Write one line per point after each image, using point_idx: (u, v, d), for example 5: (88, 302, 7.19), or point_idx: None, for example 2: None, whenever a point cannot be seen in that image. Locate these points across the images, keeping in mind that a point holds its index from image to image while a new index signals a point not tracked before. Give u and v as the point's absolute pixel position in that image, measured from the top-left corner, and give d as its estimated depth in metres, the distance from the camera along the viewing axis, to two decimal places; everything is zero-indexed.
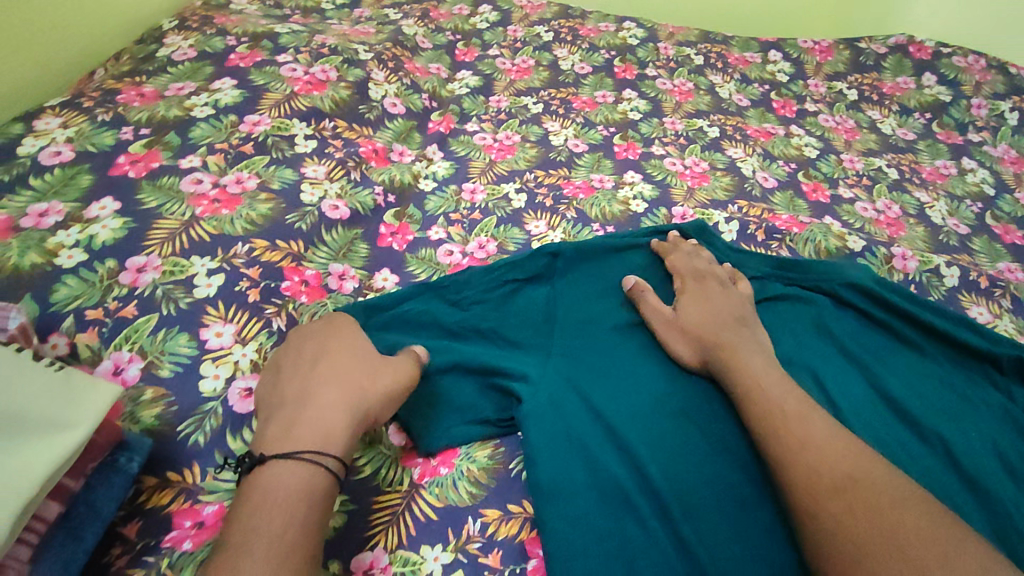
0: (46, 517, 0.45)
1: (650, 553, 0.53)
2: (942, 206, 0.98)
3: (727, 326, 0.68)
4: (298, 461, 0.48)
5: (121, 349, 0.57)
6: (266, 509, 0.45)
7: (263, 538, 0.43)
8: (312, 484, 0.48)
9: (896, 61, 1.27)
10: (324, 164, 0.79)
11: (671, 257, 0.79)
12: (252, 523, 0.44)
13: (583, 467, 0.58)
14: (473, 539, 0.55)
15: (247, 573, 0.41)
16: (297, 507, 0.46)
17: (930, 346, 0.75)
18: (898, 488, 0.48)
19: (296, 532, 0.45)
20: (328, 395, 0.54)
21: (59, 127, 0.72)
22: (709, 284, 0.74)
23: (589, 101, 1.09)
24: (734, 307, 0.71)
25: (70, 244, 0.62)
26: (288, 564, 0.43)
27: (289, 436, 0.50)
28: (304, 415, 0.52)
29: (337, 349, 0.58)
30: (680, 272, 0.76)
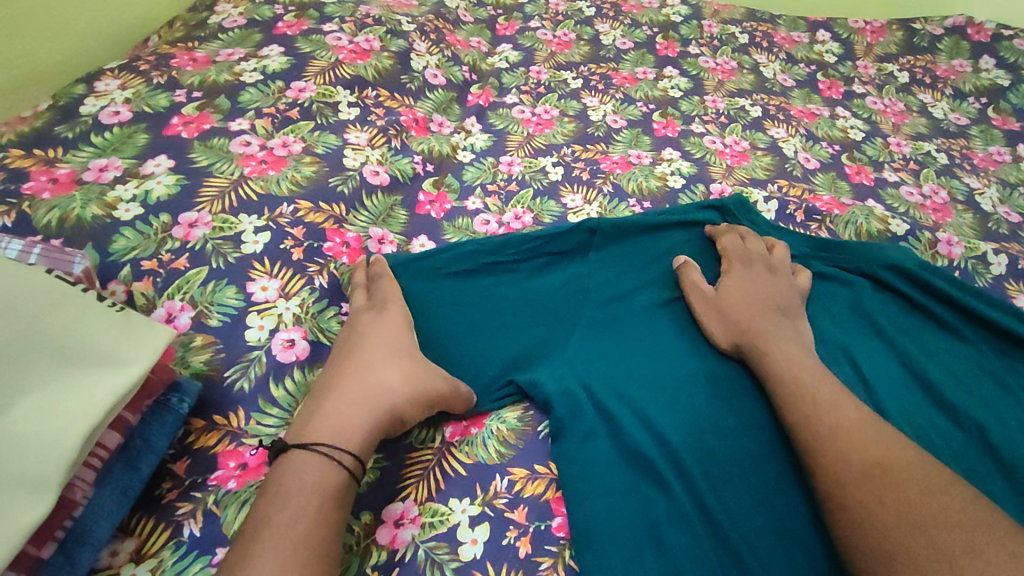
0: (108, 446, 0.48)
1: (671, 517, 0.54)
2: (993, 193, 0.95)
3: (769, 317, 0.66)
4: (312, 453, 0.50)
5: (173, 299, 0.60)
6: (284, 495, 0.47)
7: (275, 528, 0.45)
8: (331, 479, 0.49)
9: (952, 43, 1.22)
10: (366, 131, 0.81)
11: (722, 238, 0.77)
12: (271, 508, 0.46)
13: (609, 431, 0.60)
14: (500, 495, 0.56)
15: (256, 557, 0.43)
16: (310, 495, 0.47)
17: (972, 332, 0.73)
18: (929, 472, 0.48)
19: (305, 518, 0.46)
20: (352, 390, 0.55)
21: (118, 88, 0.76)
22: (757, 268, 0.72)
23: (629, 77, 1.08)
24: (779, 296, 0.69)
25: (128, 198, 0.65)
26: (296, 551, 0.44)
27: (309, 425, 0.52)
28: (322, 411, 0.53)
29: (366, 341, 0.60)
30: (727, 255, 0.75)
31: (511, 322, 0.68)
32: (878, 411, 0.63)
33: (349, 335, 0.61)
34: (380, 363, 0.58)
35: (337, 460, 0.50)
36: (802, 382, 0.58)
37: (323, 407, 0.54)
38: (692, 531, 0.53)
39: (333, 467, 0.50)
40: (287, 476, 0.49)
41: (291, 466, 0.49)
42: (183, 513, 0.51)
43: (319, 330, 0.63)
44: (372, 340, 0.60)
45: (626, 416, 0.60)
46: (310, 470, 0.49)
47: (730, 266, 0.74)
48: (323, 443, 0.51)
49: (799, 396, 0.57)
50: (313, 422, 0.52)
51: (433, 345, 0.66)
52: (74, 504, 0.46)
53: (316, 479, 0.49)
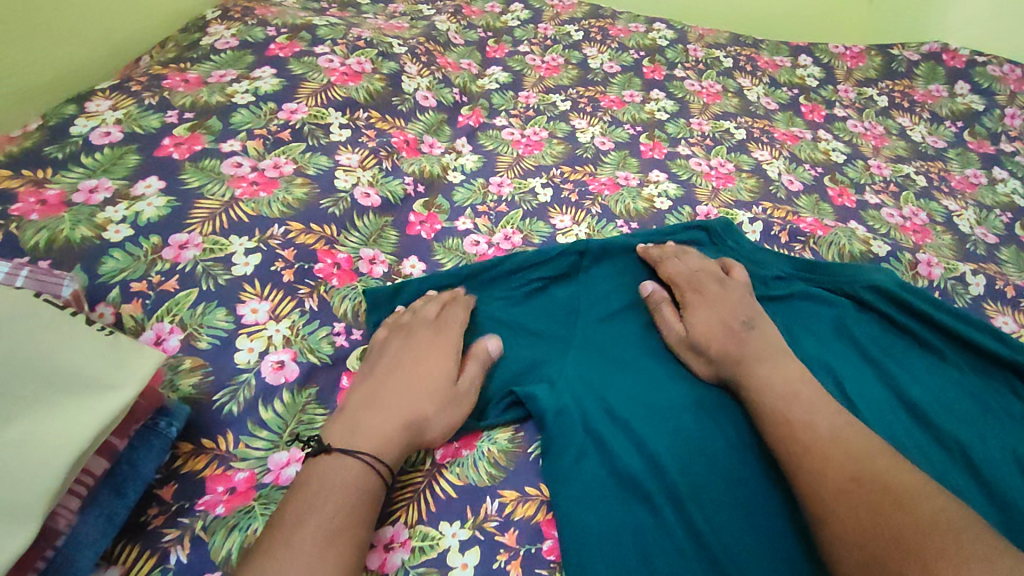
0: (94, 472, 0.48)
1: (661, 540, 0.54)
2: (971, 215, 0.97)
3: (727, 334, 0.67)
4: (354, 458, 0.53)
5: (163, 321, 0.59)
6: (322, 492, 0.50)
7: (315, 521, 0.48)
8: (369, 484, 0.52)
9: (929, 68, 1.26)
10: (357, 152, 0.82)
11: (662, 266, 0.77)
12: (311, 503, 0.50)
13: (600, 454, 0.60)
14: (490, 518, 0.56)
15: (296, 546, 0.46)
16: (348, 495, 0.51)
17: (953, 353, 0.75)
18: (910, 483, 0.49)
19: (343, 517, 0.49)
20: (398, 407, 0.58)
21: (109, 109, 0.76)
22: (709, 289, 0.73)
23: (617, 100, 1.11)
24: (741, 311, 0.70)
25: (118, 219, 0.65)
26: (334, 546, 0.47)
27: (354, 433, 0.55)
28: (356, 424, 0.56)
29: (414, 359, 0.63)
30: (676, 283, 0.75)
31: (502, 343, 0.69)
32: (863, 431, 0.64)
33: (399, 346, 0.65)
34: (424, 384, 0.61)
35: (373, 467, 0.53)
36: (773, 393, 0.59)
37: (365, 419, 0.57)
38: (683, 554, 0.54)
39: (370, 471, 0.53)
40: (327, 475, 0.52)
41: (331, 467, 0.52)
42: (170, 539, 0.50)
43: (309, 350, 0.63)
44: (418, 357, 0.64)
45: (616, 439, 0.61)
46: (350, 471, 0.52)
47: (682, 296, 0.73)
48: (365, 452, 0.54)
49: (775, 412, 0.57)
50: (355, 433, 0.55)
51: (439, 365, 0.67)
52: (57, 533, 0.45)
53: (355, 479, 0.52)
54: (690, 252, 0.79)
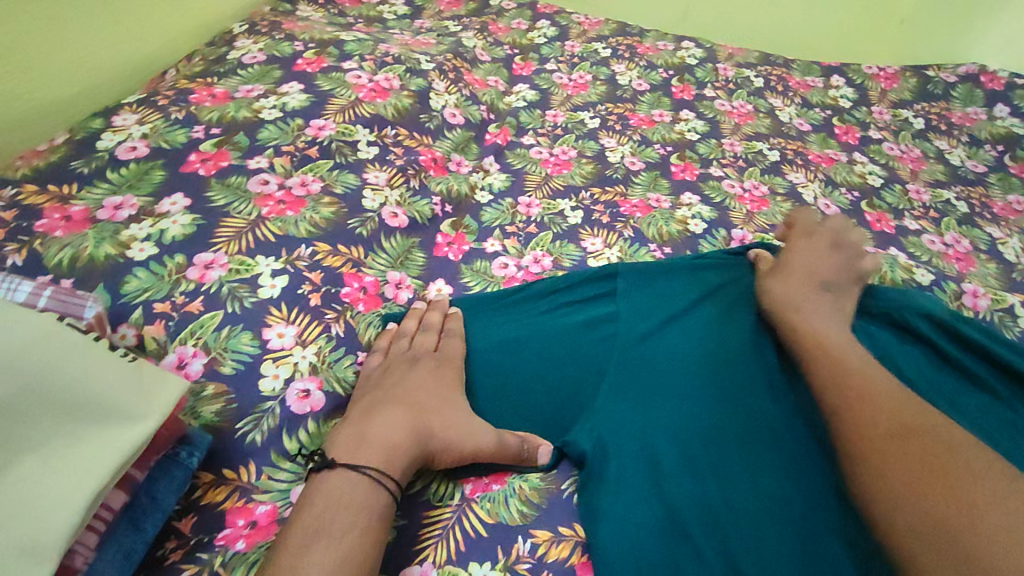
0: (113, 506, 0.46)
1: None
2: (1016, 243, 0.94)
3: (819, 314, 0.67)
4: (360, 474, 0.51)
5: (185, 344, 0.57)
6: (332, 511, 0.48)
7: (325, 539, 0.46)
8: (379, 502, 0.50)
9: (967, 91, 1.23)
10: (385, 171, 0.80)
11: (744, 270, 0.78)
12: (319, 523, 0.47)
13: (641, 486, 0.56)
14: (522, 560, 0.52)
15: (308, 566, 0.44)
16: (358, 512, 0.48)
17: (1005, 390, 0.71)
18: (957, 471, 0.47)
19: (355, 536, 0.47)
20: (401, 425, 0.56)
21: (135, 123, 0.75)
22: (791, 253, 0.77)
23: (646, 119, 1.08)
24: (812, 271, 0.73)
25: (142, 237, 0.63)
26: (347, 567, 0.45)
27: (360, 446, 0.53)
28: (363, 440, 0.53)
29: (419, 386, 0.61)
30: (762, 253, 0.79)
31: (536, 361, 0.67)
32: None
33: (403, 372, 0.62)
34: (433, 409, 0.59)
35: (381, 483, 0.51)
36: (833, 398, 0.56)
37: (368, 431, 0.54)
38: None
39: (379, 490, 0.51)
40: (335, 492, 0.49)
41: (338, 482, 0.50)
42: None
43: (335, 379, 0.61)
44: (422, 384, 0.61)
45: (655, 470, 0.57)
46: (358, 488, 0.50)
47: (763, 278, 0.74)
48: (371, 466, 0.51)
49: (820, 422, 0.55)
50: (361, 445, 0.53)
51: (483, 394, 0.66)
52: (72, 571, 0.43)
53: (364, 496, 0.50)
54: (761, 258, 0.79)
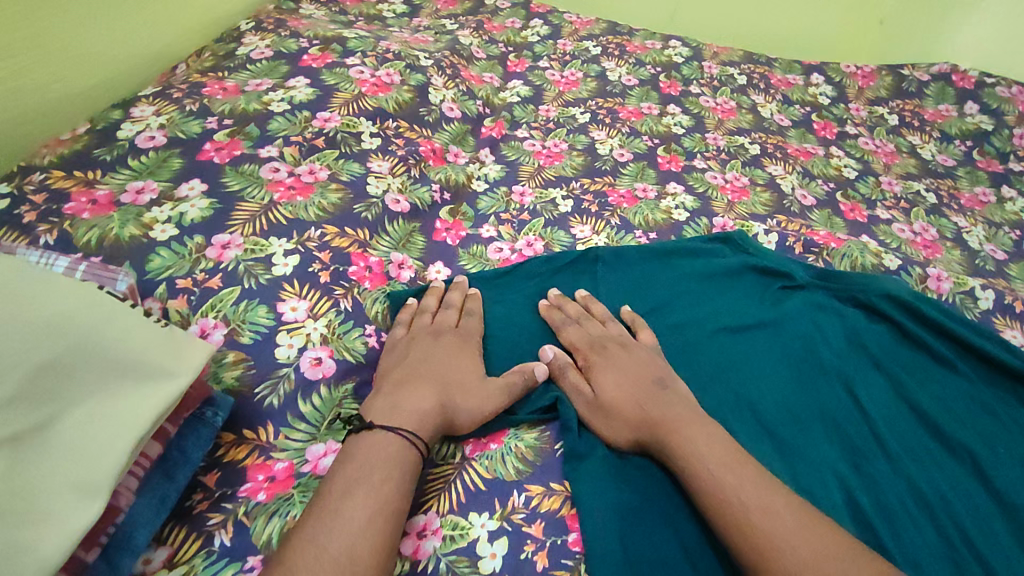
0: (149, 455, 0.51)
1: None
2: (980, 232, 1.00)
3: (650, 396, 0.63)
4: (397, 435, 0.56)
5: (207, 316, 0.62)
6: (370, 465, 0.53)
7: (366, 488, 0.51)
8: (410, 459, 0.55)
9: (939, 89, 1.29)
10: (388, 160, 0.85)
11: (563, 332, 0.73)
12: (358, 476, 0.52)
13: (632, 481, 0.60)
14: (518, 510, 0.58)
15: (349, 510, 0.49)
16: (394, 468, 0.53)
17: (963, 364, 0.77)
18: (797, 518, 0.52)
19: (391, 487, 0.52)
20: (427, 395, 0.61)
21: (153, 114, 0.79)
22: (612, 349, 0.70)
23: (635, 113, 1.14)
24: (650, 368, 0.67)
25: (163, 219, 0.68)
26: (385, 513, 0.50)
27: (396, 413, 0.58)
28: (398, 409, 0.58)
29: (444, 359, 0.66)
30: (578, 348, 0.71)
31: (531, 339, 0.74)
32: (876, 440, 0.68)
33: (430, 344, 0.67)
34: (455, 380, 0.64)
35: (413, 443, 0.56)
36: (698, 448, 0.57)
37: (400, 401, 0.59)
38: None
39: (409, 447, 0.55)
40: (373, 450, 0.54)
41: (377, 443, 0.55)
42: (214, 523, 0.53)
43: (344, 348, 0.66)
44: (446, 357, 0.66)
45: (644, 466, 0.61)
46: (393, 446, 0.55)
47: (585, 359, 0.70)
48: (407, 429, 0.56)
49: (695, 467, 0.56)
50: (392, 410, 0.58)
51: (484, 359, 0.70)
52: (117, 510, 0.48)
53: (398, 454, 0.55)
54: (593, 307, 0.77)
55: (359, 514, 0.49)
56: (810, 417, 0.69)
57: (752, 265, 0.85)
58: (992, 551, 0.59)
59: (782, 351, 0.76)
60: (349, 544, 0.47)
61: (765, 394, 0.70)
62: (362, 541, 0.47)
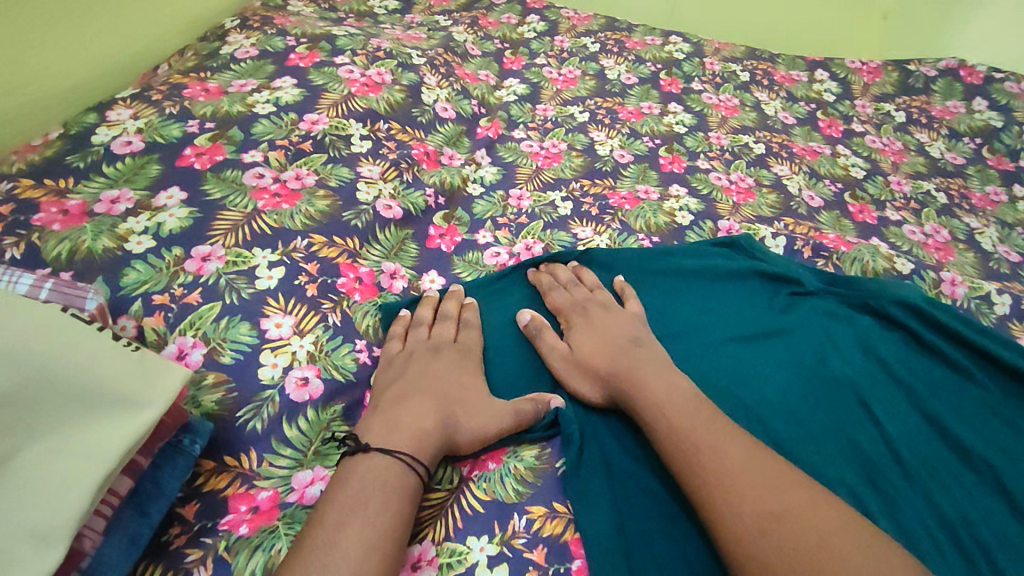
0: (119, 492, 0.47)
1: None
2: (993, 233, 0.97)
3: (622, 350, 0.66)
4: (394, 459, 0.52)
5: (185, 335, 0.58)
6: (367, 491, 0.49)
7: (362, 519, 0.47)
8: (409, 483, 0.52)
9: (946, 84, 1.25)
10: (379, 164, 0.81)
11: (550, 294, 0.74)
12: (354, 503, 0.48)
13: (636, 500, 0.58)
14: (518, 535, 0.54)
15: (345, 544, 0.45)
16: (392, 496, 0.50)
17: (981, 372, 0.74)
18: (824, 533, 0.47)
19: (389, 517, 0.48)
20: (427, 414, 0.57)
21: (130, 118, 0.75)
22: (593, 311, 0.72)
23: (635, 112, 1.10)
24: (628, 329, 0.69)
25: (139, 231, 0.64)
26: (382, 546, 0.46)
27: (394, 434, 0.55)
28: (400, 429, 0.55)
29: (443, 376, 0.63)
30: (561, 311, 0.72)
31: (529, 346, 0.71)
32: (891, 453, 0.65)
33: (427, 360, 0.64)
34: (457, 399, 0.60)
35: (413, 467, 0.53)
36: (712, 451, 0.53)
37: (399, 419, 0.56)
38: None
39: (407, 471, 0.52)
40: (370, 474, 0.51)
41: (373, 466, 0.52)
42: (192, 561, 0.49)
43: (333, 367, 0.62)
44: (447, 373, 0.63)
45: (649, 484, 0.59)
46: (389, 469, 0.51)
47: (568, 321, 0.71)
48: (404, 452, 0.53)
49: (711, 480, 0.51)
50: (391, 429, 0.55)
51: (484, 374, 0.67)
52: (81, 555, 0.44)
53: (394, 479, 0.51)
54: (583, 275, 0.78)
55: (354, 548, 0.45)
56: (822, 430, 0.66)
57: (758, 269, 0.82)
58: (1018, 573, 0.56)
59: (792, 360, 0.72)
60: None
61: (774, 404, 0.67)
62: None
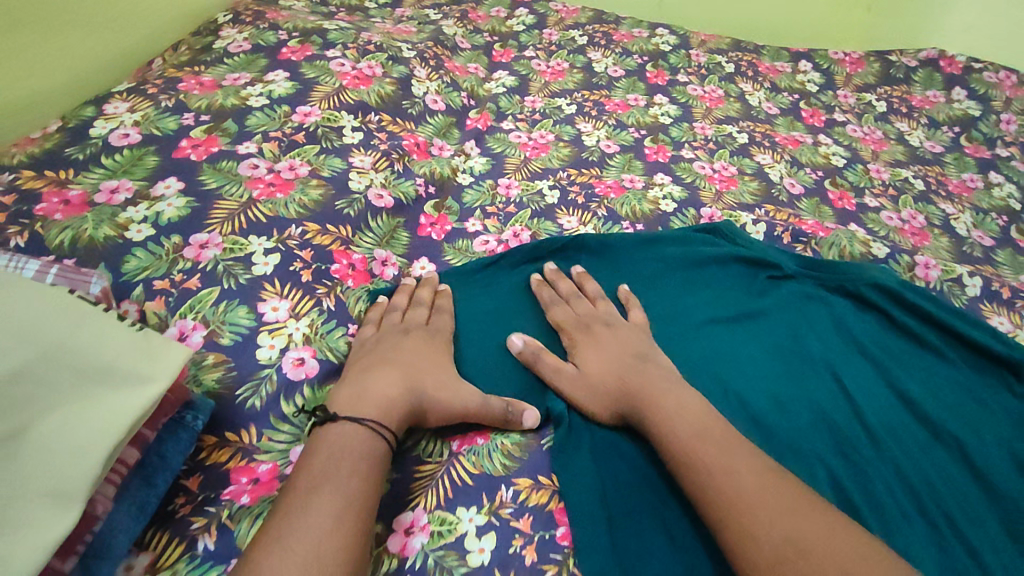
0: (127, 462, 0.50)
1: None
2: (968, 218, 1.00)
3: (628, 367, 0.64)
4: (361, 426, 0.55)
5: (185, 318, 0.61)
6: (335, 458, 0.52)
7: (331, 484, 0.50)
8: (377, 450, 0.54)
9: (926, 75, 1.28)
10: (370, 155, 0.83)
11: (551, 309, 0.73)
12: (322, 470, 0.51)
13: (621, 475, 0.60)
14: (505, 505, 0.57)
15: (315, 508, 0.47)
16: (360, 461, 0.52)
17: (950, 351, 0.77)
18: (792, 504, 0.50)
19: (358, 481, 0.51)
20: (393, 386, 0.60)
21: (127, 111, 0.77)
22: (598, 328, 0.70)
23: (621, 103, 1.12)
24: (636, 344, 0.67)
25: (139, 220, 0.66)
26: (351, 508, 0.49)
27: (359, 403, 0.57)
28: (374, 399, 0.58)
29: (413, 350, 0.65)
30: (564, 327, 0.71)
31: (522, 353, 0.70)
32: (863, 427, 0.68)
33: (398, 336, 0.66)
34: (425, 372, 0.63)
35: (380, 433, 0.55)
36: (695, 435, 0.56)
37: (365, 390, 0.59)
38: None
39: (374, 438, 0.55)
40: (338, 442, 0.53)
41: (340, 433, 0.54)
42: (197, 528, 0.52)
43: (328, 349, 0.65)
44: (417, 349, 0.65)
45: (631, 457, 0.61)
46: (360, 437, 0.54)
47: (571, 339, 0.70)
48: (370, 418, 0.56)
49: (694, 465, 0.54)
50: (361, 399, 0.57)
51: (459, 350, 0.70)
52: (94, 518, 0.47)
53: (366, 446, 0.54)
54: (586, 284, 0.76)
55: (323, 511, 0.48)
56: (798, 405, 0.69)
57: (739, 252, 0.85)
58: (978, 537, 0.59)
59: (769, 340, 0.75)
60: (314, 544, 0.45)
61: (753, 382, 0.70)
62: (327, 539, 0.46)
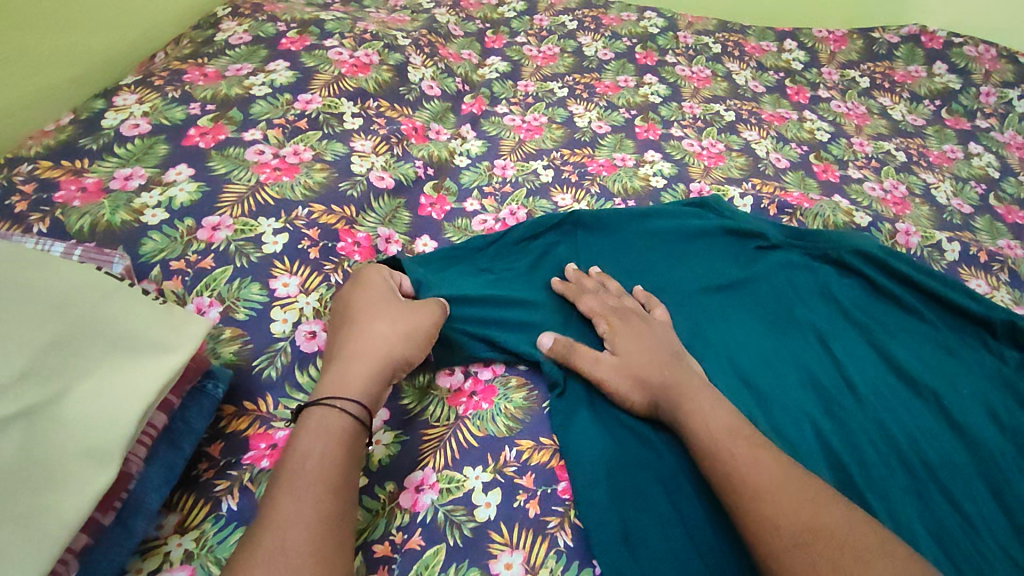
0: (156, 425, 0.53)
1: (683, 540, 0.56)
2: (948, 187, 1.04)
3: (662, 362, 0.65)
4: (319, 407, 0.54)
5: (202, 295, 0.65)
6: (296, 444, 0.51)
7: (291, 473, 0.49)
8: (340, 424, 0.53)
9: (908, 50, 1.31)
10: (370, 139, 0.87)
11: (581, 301, 0.74)
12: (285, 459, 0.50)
13: (625, 447, 0.62)
14: (509, 463, 0.61)
15: (275, 500, 0.47)
16: (319, 441, 0.51)
17: (929, 312, 0.81)
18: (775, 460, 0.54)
19: (317, 462, 0.50)
20: (351, 347, 0.59)
21: (136, 103, 0.80)
22: (632, 319, 0.71)
23: (612, 85, 1.16)
24: (666, 339, 0.68)
25: (153, 204, 0.70)
26: (313, 491, 0.48)
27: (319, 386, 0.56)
28: (342, 365, 0.57)
29: (356, 302, 0.65)
30: (597, 315, 0.72)
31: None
32: (846, 383, 0.72)
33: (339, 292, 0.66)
34: (368, 317, 0.62)
35: (338, 407, 0.53)
36: (702, 406, 0.59)
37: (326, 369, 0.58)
38: (699, 556, 0.55)
39: (339, 416, 0.53)
40: (299, 429, 0.52)
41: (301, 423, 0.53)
42: (220, 489, 0.55)
43: None
44: (358, 300, 0.65)
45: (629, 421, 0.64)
46: (318, 420, 0.53)
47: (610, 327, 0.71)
48: (328, 397, 0.54)
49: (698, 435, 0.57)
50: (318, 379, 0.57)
51: (464, 325, 0.71)
52: (128, 477, 0.51)
53: (326, 427, 0.52)
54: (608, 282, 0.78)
55: (291, 499, 0.47)
56: (786, 368, 0.73)
57: (728, 223, 0.88)
58: (955, 483, 0.64)
59: (756, 306, 0.79)
60: (274, 534, 0.45)
61: (743, 348, 0.74)
62: (290, 526, 0.45)
